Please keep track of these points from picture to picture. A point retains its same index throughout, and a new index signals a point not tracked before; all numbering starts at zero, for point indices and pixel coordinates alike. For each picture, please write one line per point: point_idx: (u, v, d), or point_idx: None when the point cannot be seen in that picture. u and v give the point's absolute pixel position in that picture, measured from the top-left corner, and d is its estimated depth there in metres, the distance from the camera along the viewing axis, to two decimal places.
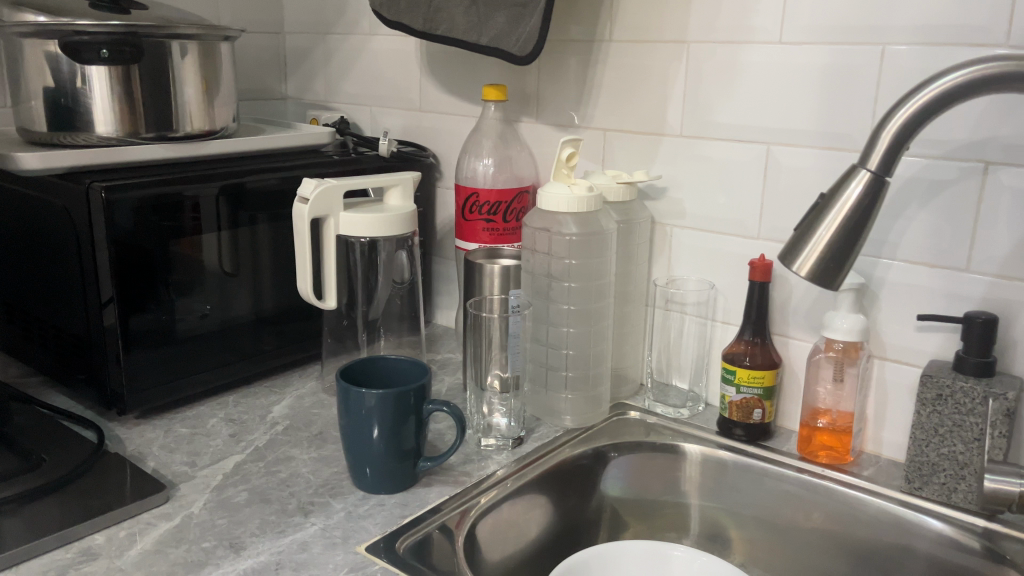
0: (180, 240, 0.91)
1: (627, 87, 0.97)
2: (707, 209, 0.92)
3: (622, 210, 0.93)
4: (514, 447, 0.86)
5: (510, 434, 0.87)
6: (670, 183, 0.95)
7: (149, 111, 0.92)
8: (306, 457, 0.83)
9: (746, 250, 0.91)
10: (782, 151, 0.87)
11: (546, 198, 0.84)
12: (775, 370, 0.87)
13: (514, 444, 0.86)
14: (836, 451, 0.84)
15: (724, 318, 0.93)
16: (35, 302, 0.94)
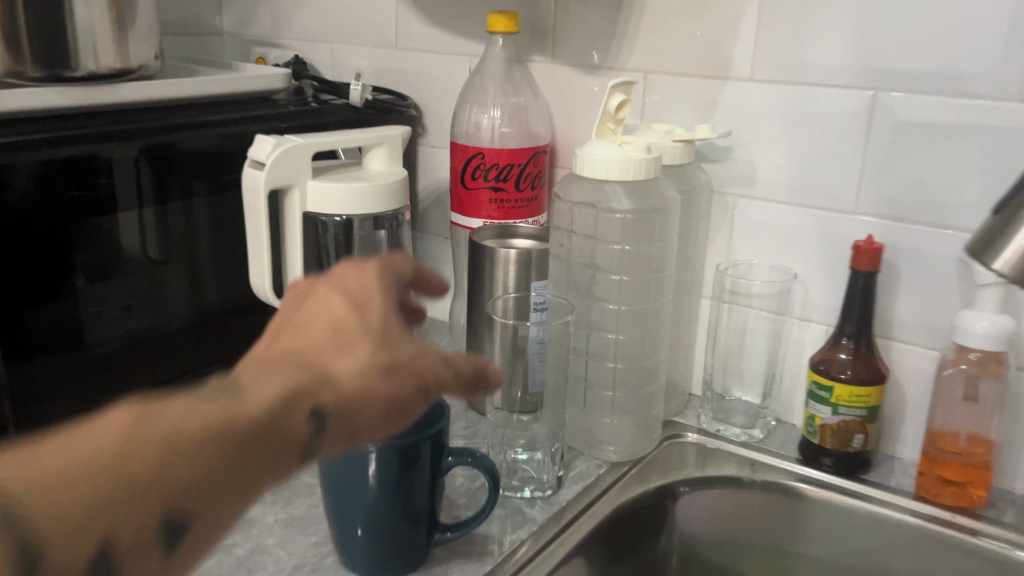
0: (89, 217, 0.67)
1: (678, 17, 0.74)
2: (786, 176, 0.72)
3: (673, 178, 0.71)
4: (552, 492, 0.66)
5: (544, 474, 0.67)
6: (736, 142, 0.74)
7: (33, 40, 0.66)
8: (272, 521, 0.61)
9: (835, 229, 0.70)
10: (892, 100, 0.66)
11: (585, 166, 0.63)
12: (882, 384, 0.67)
13: (552, 487, 0.66)
14: (968, 490, 0.65)
15: (803, 314, 0.73)
16: None
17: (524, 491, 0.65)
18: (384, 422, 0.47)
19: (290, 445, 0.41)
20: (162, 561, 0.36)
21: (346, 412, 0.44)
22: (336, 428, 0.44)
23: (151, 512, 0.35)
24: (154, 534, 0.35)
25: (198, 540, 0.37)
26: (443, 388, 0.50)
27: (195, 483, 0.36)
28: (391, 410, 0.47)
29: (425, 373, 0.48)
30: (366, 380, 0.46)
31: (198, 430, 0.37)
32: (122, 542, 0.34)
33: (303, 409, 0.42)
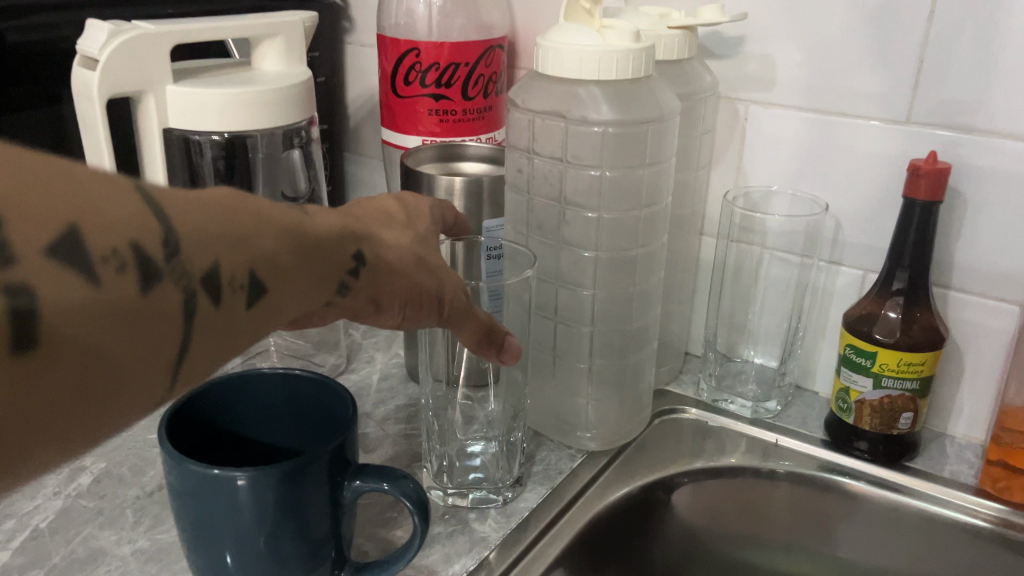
0: None
1: None
2: (817, 74, 0.54)
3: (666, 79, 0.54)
4: (508, 496, 0.50)
5: (502, 471, 0.51)
6: (751, 29, 0.56)
7: None
8: (128, 551, 0.45)
9: (882, 146, 0.53)
10: None
11: (552, 66, 0.46)
12: (940, 349, 0.51)
13: (509, 489, 0.50)
14: None
15: (833, 256, 0.57)
16: None
17: (470, 494, 0.49)
18: (408, 300, 0.38)
19: (323, 280, 0.33)
20: (227, 318, 0.28)
21: (387, 269, 0.37)
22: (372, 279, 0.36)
23: (260, 274, 0.29)
24: (244, 293, 0.28)
25: (276, 307, 0.30)
26: (465, 330, 0.42)
27: (295, 271, 0.31)
28: (401, 305, 0.38)
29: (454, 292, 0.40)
30: (406, 252, 0.38)
31: (280, 212, 0.31)
32: (223, 284, 0.27)
33: (368, 246, 0.36)
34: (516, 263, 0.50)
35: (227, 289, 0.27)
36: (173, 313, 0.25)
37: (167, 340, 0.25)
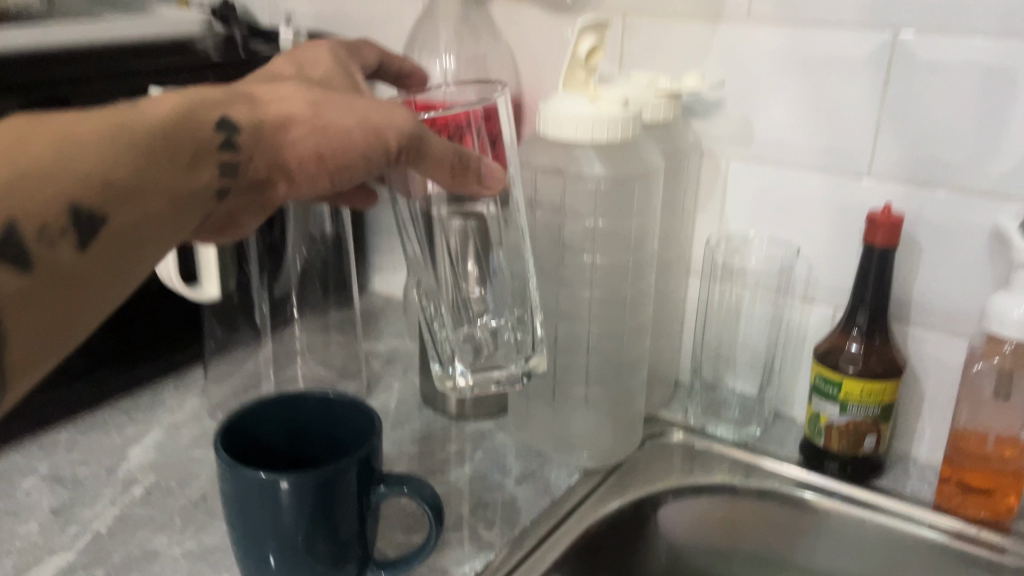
0: None
1: None
2: (787, 134, 0.61)
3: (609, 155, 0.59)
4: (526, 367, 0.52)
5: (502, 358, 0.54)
6: (729, 95, 0.63)
7: None
8: (178, 552, 0.51)
9: (846, 196, 0.60)
10: (916, 39, 0.55)
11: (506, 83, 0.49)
12: (898, 378, 0.58)
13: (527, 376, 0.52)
14: (992, 500, 0.56)
15: (806, 295, 0.64)
16: None
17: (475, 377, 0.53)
18: (325, 146, 0.43)
19: (191, 159, 0.40)
20: (101, 251, 0.37)
21: (280, 138, 0.43)
22: (257, 142, 0.42)
23: (84, 204, 0.36)
24: (91, 227, 0.36)
25: (123, 221, 0.37)
26: (424, 163, 0.45)
27: (135, 183, 0.38)
28: (320, 158, 0.43)
29: (381, 127, 0.43)
30: (301, 103, 0.43)
31: (85, 132, 0.37)
32: (48, 235, 0.36)
33: (240, 116, 0.42)
34: (514, 249, 0.54)
35: (53, 236, 0.36)
36: (48, 278, 0.36)
37: (43, 302, 0.36)
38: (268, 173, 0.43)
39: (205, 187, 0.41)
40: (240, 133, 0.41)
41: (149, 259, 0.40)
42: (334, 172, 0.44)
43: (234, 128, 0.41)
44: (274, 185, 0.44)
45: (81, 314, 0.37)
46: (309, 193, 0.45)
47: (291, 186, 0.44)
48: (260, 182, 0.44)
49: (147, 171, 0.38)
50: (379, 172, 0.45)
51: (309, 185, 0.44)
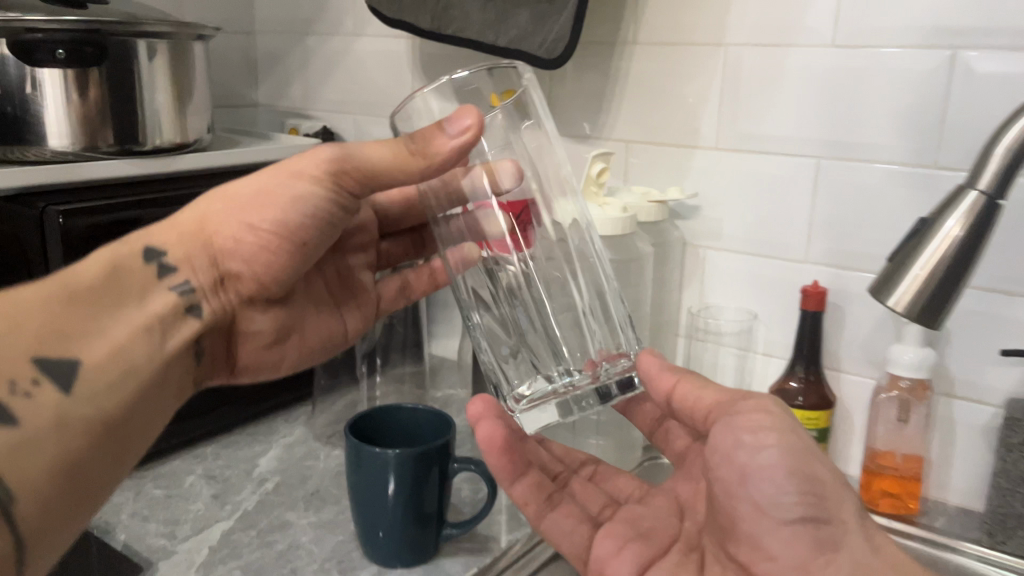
0: None
1: (655, 93, 0.87)
2: (748, 230, 0.84)
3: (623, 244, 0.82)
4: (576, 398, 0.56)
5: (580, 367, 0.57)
6: (705, 202, 0.86)
7: (109, 122, 0.79)
8: (305, 523, 0.72)
9: (790, 275, 0.82)
10: (832, 164, 0.78)
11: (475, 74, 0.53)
12: (830, 409, 0.78)
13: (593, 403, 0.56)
14: (901, 499, 0.76)
15: (766, 350, 0.84)
16: None
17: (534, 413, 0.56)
18: (249, 215, 0.57)
19: (146, 282, 0.56)
20: (82, 392, 0.50)
21: (209, 236, 0.58)
22: (184, 246, 0.58)
23: (49, 356, 0.49)
24: (63, 373, 0.49)
25: (90, 356, 0.50)
26: (349, 176, 0.56)
27: (87, 320, 0.51)
28: (246, 225, 0.57)
29: (291, 175, 0.57)
30: (213, 203, 0.59)
31: (40, 292, 0.51)
32: (20, 389, 0.48)
33: (162, 240, 0.57)
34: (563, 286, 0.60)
35: (28, 389, 0.48)
36: (40, 424, 0.48)
37: (38, 438, 0.47)
38: (217, 255, 0.58)
39: (160, 313, 0.56)
40: (167, 254, 0.57)
41: (128, 390, 0.52)
42: (261, 229, 0.57)
43: (159, 252, 0.57)
44: (225, 267, 0.59)
45: (83, 442, 0.49)
46: (263, 257, 0.59)
47: (248, 258, 0.58)
48: (213, 270, 0.59)
49: (91, 319, 0.52)
50: (314, 212, 0.57)
51: (252, 252, 0.58)
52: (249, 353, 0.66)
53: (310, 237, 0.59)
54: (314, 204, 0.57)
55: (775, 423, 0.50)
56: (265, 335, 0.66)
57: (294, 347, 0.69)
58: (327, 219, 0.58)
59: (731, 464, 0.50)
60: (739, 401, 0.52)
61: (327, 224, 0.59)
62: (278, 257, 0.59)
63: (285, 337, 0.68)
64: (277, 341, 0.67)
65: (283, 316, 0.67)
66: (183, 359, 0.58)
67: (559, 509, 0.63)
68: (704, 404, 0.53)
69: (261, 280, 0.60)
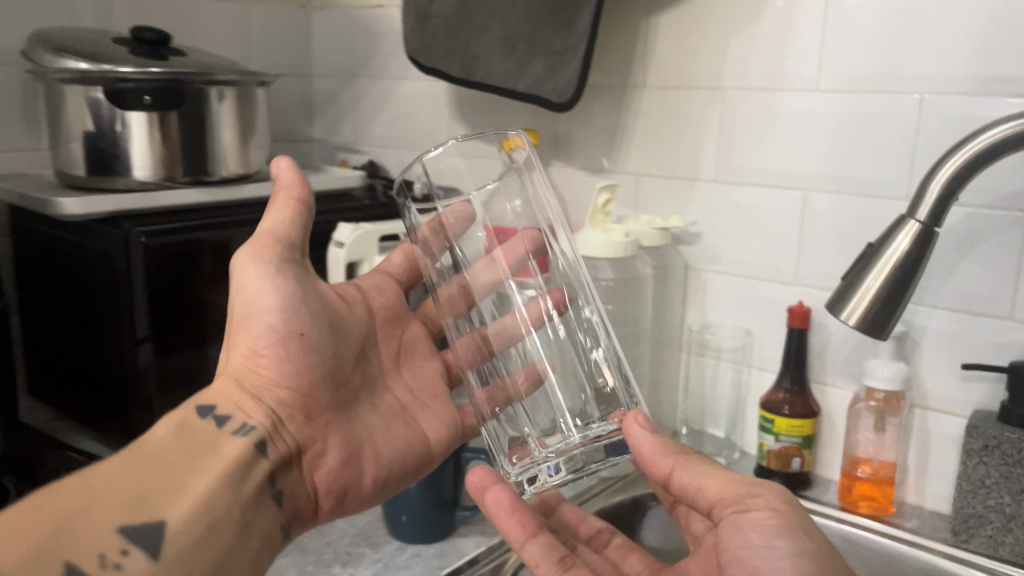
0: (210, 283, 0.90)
1: (663, 130, 0.97)
2: (744, 256, 0.93)
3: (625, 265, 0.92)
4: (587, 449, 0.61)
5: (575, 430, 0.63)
6: (706, 229, 0.95)
7: (183, 157, 0.92)
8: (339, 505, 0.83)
9: (781, 296, 0.90)
10: (818, 197, 0.87)
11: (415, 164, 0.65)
12: (814, 418, 0.86)
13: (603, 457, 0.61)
14: (878, 501, 0.84)
15: (761, 364, 0.92)
16: (61, 337, 0.95)
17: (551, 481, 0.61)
18: (250, 341, 0.61)
19: (211, 433, 0.57)
20: (170, 555, 0.49)
21: (244, 377, 0.61)
22: (226, 397, 0.60)
23: (133, 523, 0.49)
24: (149, 539, 0.49)
25: (174, 512, 0.51)
26: (283, 246, 0.63)
27: (159, 480, 0.52)
28: (253, 350, 0.61)
29: (243, 283, 0.62)
30: (239, 354, 0.62)
31: (104, 473, 0.51)
32: (111, 562, 0.47)
33: (205, 398, 0.60)
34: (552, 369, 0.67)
35: (115, 560, 0.47)
36: None
37: None
38: (257, 391, 0.61)
39: (234, 457, 0.56)
40: (216, 407, 0.60)
41: (218, 542, 0.52)
42: (264, 344, 0.61)
43: (207, 407, 0.59)
44: (267, 400, 0.61)
45: None
46: (294, 373, 0.62)
47: (278, 371, 0.61)
48: (260, 404, 0.60)
49: (164, 477, 0.52)
50: (282, 298, 0.61)
51: (281, 371, 0.61)
52: (327, 476, 0.63)
53: (305, 324, 0.62)
54: (279, 290, 0.61)
55: (785, 522, 0.48)
56: (341, 459, 0.64)
57: (369, 464, 0.66)
58: (298, 304, 0.62)
59: (745, 569, 0.48)
60: (747, 498, 0.50)
61: (302, 309, 0.62)
62: (295, 360, 0.62)
63: (359, 455, 0.66)
64: (353, 459, 0.65)
65: (351, 435, 0.66)
66: (271, 505, 0.58)
67: (574, 573, 0.58)
68: (706, 499, 0.51)
69: (299, 390, 0.62)
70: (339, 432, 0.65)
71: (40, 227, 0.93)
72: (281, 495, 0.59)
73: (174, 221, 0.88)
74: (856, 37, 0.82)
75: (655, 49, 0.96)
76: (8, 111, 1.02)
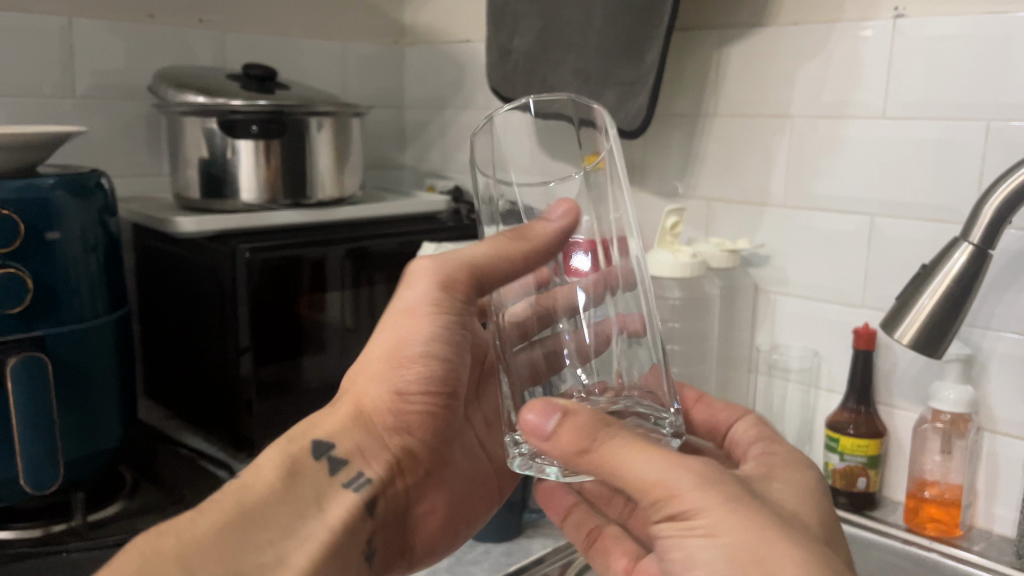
0: (301, 300, 0.98)
1: (733, 156, 1.00)
2: (812, 279, 0.95)
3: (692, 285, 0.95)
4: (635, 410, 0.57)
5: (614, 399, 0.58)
6: (774, 252, 0.98)
7: (284, 181, 1.01)
8: None
9: (847, 318, 0.92)
10: (886, 223, 0.89)
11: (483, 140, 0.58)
12: (880, 439, 0.87)
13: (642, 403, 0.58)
14: (944, 524, 0.84)
15: (828, 386, 0.94)
16: (171, 344, 1.04)
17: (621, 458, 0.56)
18: (402, 385, 0.64)
19: (324, 480, 0.60)
20: None
21: (366, 424, 0.64)
22: (348, 437, 0.63)
23: None
24: None
25: None
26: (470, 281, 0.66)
27: (265, 549, 0.54)
28: (399, 394, 0.64)
29: (409, 324, 0.65)
30: (373, 395, 0.64)
31: (203, 540, 0.53)
32: None
33: (329, 432, 0.63)
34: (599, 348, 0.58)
35: None
36: None
37: None
38: (387, 438, 0.64)
39: (342, 517, 0.59)
40: (335, 447, 0.62)
41: None
42: (415, 391, 0.64)
43: (326, 448, 0.62)
44: (391, 446, 0.64)
45: None
46: (425, 428, 0.66)
47: (413, 424, 0.65)
48: (386, 454, 0.64)
49: (268, 547, 0.54)
50: (433, 347, 0.64)
51: (418, 425, 0.66)
52: (425, 533, 0.68)
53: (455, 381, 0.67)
54: (440, 343, 0.65)
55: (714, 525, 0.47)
56: (442, 513, 0.69)
57: (464, 518, 0.71)
58: (453, 358, 0.66)
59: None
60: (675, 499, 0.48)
61: (455, 364, 0.66)
62: (432, 413, 0.66)
63: (459, 515, 0.71)
64: (451, 514, 0.70)
65: (454, 489, 0.70)
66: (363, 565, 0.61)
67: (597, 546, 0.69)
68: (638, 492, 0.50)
69: (426, 445, 0.66)
70: (445, 489, 0.70)
71: (157, 244, 1.03)
72: (375, 553, 0.63)
73: (273, 239, 0.97)
74: (923, 66, 0.84)
75: (726, 79, 1.00)
76: (135, 141, 1.14)
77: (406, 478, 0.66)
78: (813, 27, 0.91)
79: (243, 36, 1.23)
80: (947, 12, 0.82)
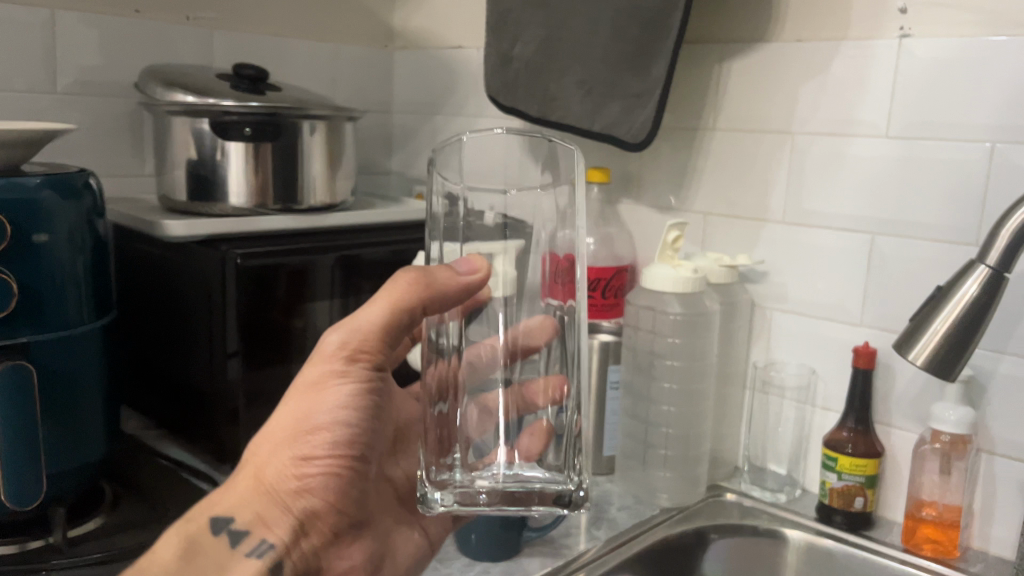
0: (277, 309, 0.93)
1: (734, 173, 1.00)
2: (809, 295, 0.95)
3: (692, 301, 0.95)
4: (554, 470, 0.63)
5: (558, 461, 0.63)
6: (772, 269, 0.98)
7: (276, 185, 0.98)
8: None
9: (844, 336, 0.92)
10: (887, 242, 0.88)
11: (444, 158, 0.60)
12: (879, 458, 0.87)
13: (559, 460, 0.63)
14: (942, 545, 0.84)
15: (824, 404, 0.95)
16: (151, 351, 1.01)
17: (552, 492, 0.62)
18: (304, 449, 0.62)
19: (224, 555, 0.60)
20: None
21: (265, 486, 0.63)
22: (247, 506, 0.63)
23: None
24: None
25: None
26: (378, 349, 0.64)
27: None
28: (304, 458, 0.62)
29: (320, 383, 0.63)
30: (271, 461, 0.62)
31: None
32: None
33: (225, 508, 0.63)
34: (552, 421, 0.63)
35: None
36: None
37: None
38: (290, 500, 0.63)
39: None
40: (235, 520, 0.62)
41: None
42: (320, 456, 0.63)
43: (225, 521, 0.62)
44: (295, 509, 0.63)
45: None
46: (328, 488, 0.64)
47: (319, 484, 0.63)
48: (289, 516, 0.63)
49: None
50: (348, 412, 0.63)
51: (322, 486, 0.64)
52: None
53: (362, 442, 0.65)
54: (345, 402, 0.63)
55: None
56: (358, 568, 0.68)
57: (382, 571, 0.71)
58: (362, 417, 0.64)
59: None
60: None
61: (364, 424, 0.65)
62: (341, 475, 0.64)
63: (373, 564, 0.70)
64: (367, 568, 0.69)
65: (372, 545, 0.70)
66: None
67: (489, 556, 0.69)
68: None
69: (331, 506, 0.65)
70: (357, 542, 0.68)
71: (141, 247, 1.00)
72: None
73: (263, 240, 0.95)
74: (926, 87, 0.84)
75: (727, 93, 0.99)
76: (117, 140, 1.10)
77: (314, 536, 0.65)
78: (818, 44, 0.91)
79: (230, 35, 1.19)
80: (954, 33, 0.82)
